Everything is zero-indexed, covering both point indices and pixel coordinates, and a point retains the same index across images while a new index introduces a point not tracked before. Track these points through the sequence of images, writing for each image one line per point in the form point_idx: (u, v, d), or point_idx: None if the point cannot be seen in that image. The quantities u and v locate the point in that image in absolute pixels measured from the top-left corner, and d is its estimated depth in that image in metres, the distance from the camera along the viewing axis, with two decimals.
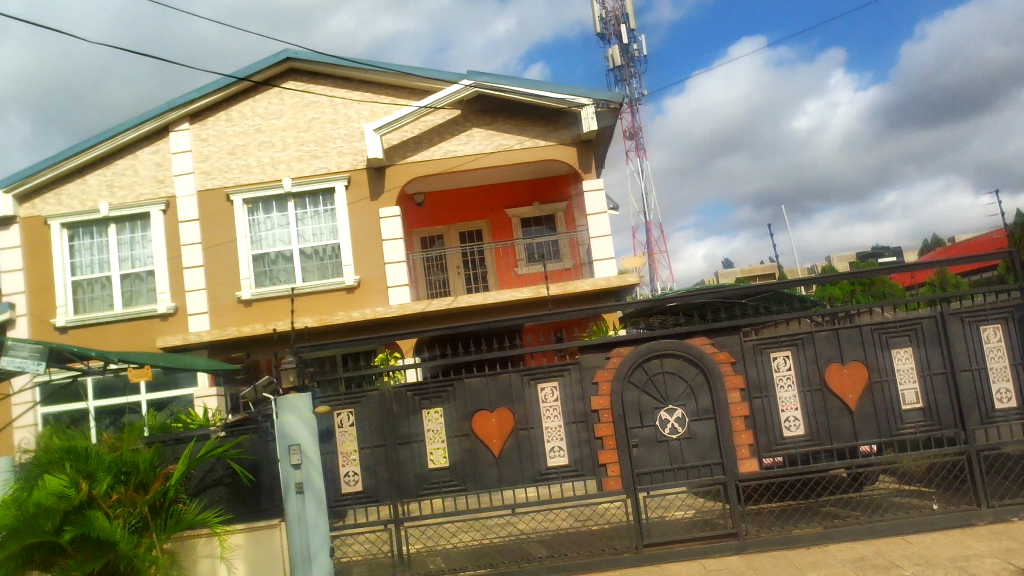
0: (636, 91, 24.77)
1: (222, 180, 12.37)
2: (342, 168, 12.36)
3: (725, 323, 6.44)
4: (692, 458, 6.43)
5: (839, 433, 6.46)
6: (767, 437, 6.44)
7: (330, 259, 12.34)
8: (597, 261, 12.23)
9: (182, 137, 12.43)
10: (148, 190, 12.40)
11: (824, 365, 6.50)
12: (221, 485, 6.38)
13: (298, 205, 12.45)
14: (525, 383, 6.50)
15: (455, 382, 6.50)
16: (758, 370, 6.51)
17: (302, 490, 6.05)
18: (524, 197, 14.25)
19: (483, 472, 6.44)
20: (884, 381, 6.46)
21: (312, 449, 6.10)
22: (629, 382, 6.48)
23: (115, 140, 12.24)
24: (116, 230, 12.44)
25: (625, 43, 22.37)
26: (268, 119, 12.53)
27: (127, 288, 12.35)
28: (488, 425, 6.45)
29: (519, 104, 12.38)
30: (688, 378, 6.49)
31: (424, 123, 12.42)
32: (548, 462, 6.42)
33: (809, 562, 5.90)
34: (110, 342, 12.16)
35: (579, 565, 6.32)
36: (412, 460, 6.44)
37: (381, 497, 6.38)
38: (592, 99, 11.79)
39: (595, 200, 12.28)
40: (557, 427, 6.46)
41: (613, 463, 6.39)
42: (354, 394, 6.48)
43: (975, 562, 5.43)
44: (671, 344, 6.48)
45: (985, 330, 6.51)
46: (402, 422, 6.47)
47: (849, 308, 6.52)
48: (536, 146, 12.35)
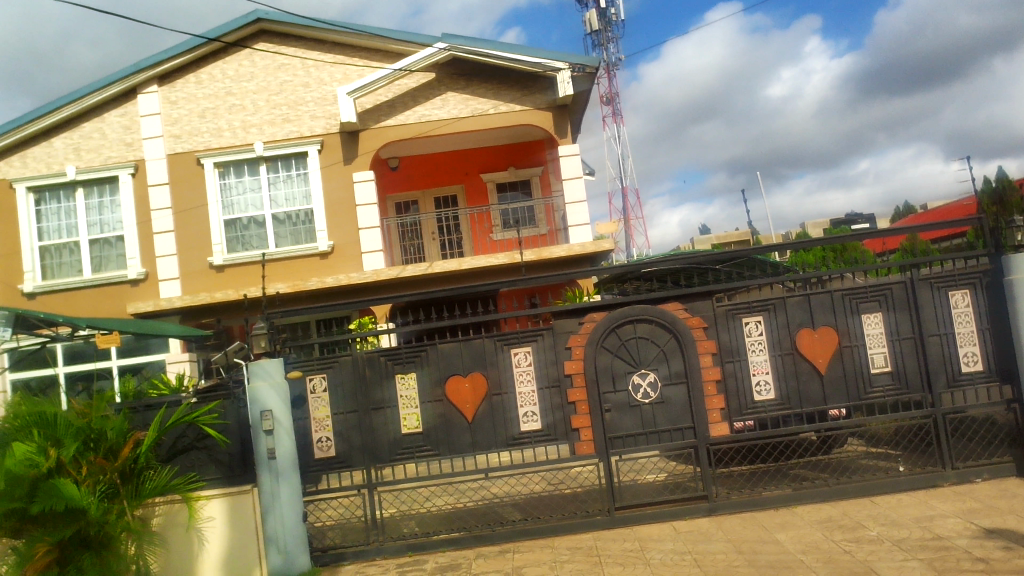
0: (614, 57, 24.60)
1: (192, 144, 12.16)
2: (315, 132, 12.20)
3: (699, 288, 6.46)
4: (663, 423, 6.49)
5: (809, 396, 6.53)
6: (738, 401, 6.50)
7: (304, 224, 12.23)
8: (572, 227, 12.22)
9: (151, 100, 12.19)
10: (116, 153, 12.17)
11: (795, 330, 6.55)
12: (194, 451, 6.33)
13: (270, 168, 12.28)
14: (498, 348, 6.50)
15: (429, 347, 6.49)
16: (730, 335, 6.54)
17: (274, 455, 6.05)
18: (499, 162, 14.17)
19: (457, 437, 6.45)
20: (854, 346, 6.53)
21: (283, 415, 6.08)
22: (602, 347, 6.50)
23: (81, 102, 11.97)
24: (84, 194, 12.22)
25: (603, 8, 22.22)
26: (239, 82, 12.30)
27: (96, 253, 12.16)
28: (461, 390, 6.45)
29: (494, 67, 12.24)
30: (661, 343, 6.53)
31: (398, 86, 12.26)
32: (521, 427, 6.46)
33: (778, 523, 5.99)
34: (80, 308, 12.00)
35: (552, 528, 6.38)
36: (385, 426, 6.44)
37: (354, 463, 6.40)
38: (568, 63, 11.69)
39: (570, 166, 12.23)
40: (531, 392, 6.48)
41: (585, 428, 6.44)
42: (327, 360, 6.45)
43: (939, 523, 5.54)
44: (644, 310, 6.51)
45: (953, 296, 6.58)
46: (375, 388, 6.47)
47: (821, 274, 6.56)
48: (511, 110, 12.25)
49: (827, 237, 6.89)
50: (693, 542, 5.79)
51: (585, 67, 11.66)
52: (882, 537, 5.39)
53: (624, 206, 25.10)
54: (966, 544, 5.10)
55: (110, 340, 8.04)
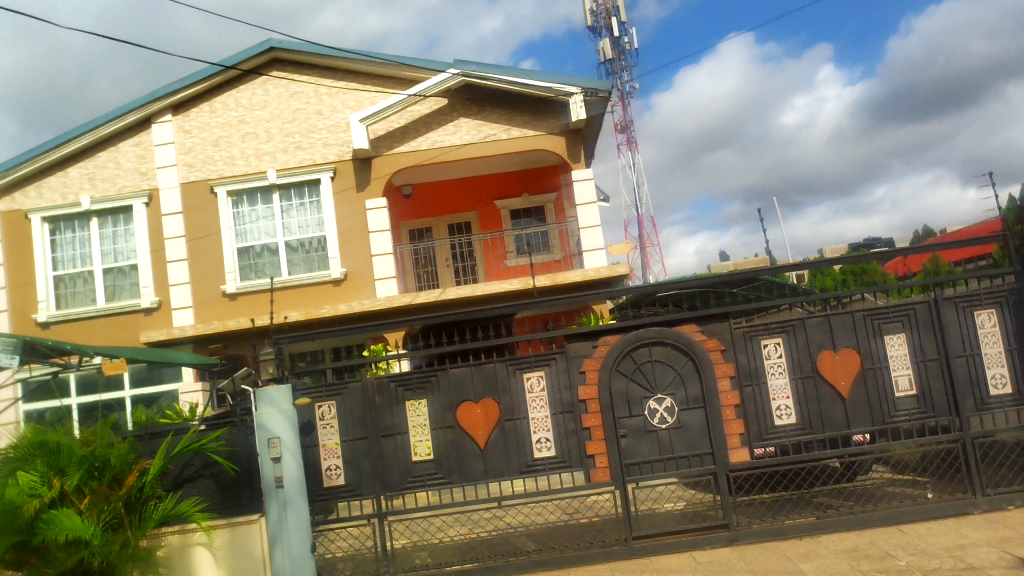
0: (628, 85, 24.64)
1: (205, 172, 12.18)
2: (328, 159, 12.19)
3: (715, 310, 6.31)
4: (681, 448, 6.30)
5: (831, 420, 6.33)
6: (758, 426, 6.31)
7: (317, 252, 12.18)
8: (587, 252, 12.09)
9: (165, 129, 12.23)
10: (130, 182, 12.20)
11: (815, 351, 6.37)
12: (200, 480, 6.20)
13: (284, 196, 12.27)
14: (510, 373, 6.36)
15: (439, 372, 6.36)
16: (749, 358, 6.37)
17: (282, 484, 5.88)
18: (513, 188, 14.12)
19: (469, 464, 6.29)
20: (877, 368, 6.34)
21: (292, 442, 5.93)
22: (617, 371, 6.34)
23: (96, 132, 12.03)
24: (98, 223, 12.24)
25: (616, 36, 22.28)
26: (252, 110, 12.34)
27: (109, 282, 12.15)
28: (473, 416, 6.30)
29: (506, 93, 12.22)
30: (677, 366, 6.36)
31: (410, 113, 12.26)
32: (535, 454, 6.29)
33: (801, 553, 5.77)
34: (93, 338, 11.97)
35: (568, 559, 6.18)
36: (396, 453, 6.30)
37: (364, 491, 6.25)
38: (580, 87, 11.64)
39: (583, 191, 12.14)
40: (544, 417, 6.32)
41: (601, 454, 6.26)
42: (336, 386, 6.33)
43: (971, 552, 5.31)
44: (659, 332, 6.36)
45: (979, 315, 6.39)
46: (385, 414, 6.32)
47: (842, 294, 6.39)
48: (524, 135, 12.20)
49: (846, 255, 6.73)
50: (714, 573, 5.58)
51: (598, 92, 11.61)
52: (913, 567, 5.16)
53: (640, 233, 24.96)
54: (1001, 574, 4.87)
55: (118, 366, 7.99)
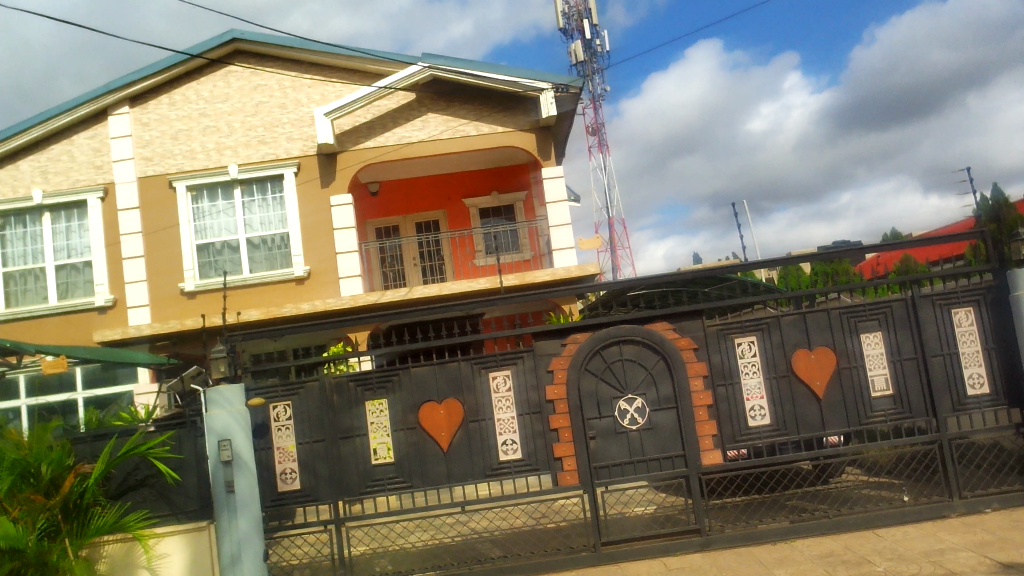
0: (600, 87, 24.50)
1: (164, 166, 11.78)
2: (291, 154, 11.85)
3: (688, 307, 6.10)
4: (653, 451, 6.08)
5: (806, 421, 6.14)
6: (732, 427, 6.11)
7: (279, 249, 11.83)
8: (557, 251, 11.87)
9: (122, 121, 11.82)
10: (85, 176, 11.78)
11: (790, 350, 6.18)
12: (145, 487, 5.77)
13: (246, 191, 11.91)
14: (476, 372, 6.10)
15: (401, 371, 6.08)
16: (722, 356, 6.17)
17: (233, 488, 5.55)
18: (483, 186, 13.87)
19: (431, 467, 6.01)
20: (853, 367, 6.16)
21: (244, 445, 5.61)
22: (586, 370, 6.11)
23: (48, 124, 11.58)
24: (51, 218, 11.79)
25: (588, 38, 22.11)
26: (213, 103, 11.96)
27: (62, 279, 11.70)
28: (436, 417, 6.04)
29: (476, 88, 11.97)
30: (648, 365, 6.14)
31: (377, 107, 11.97)
32: (501, 457, 6.03)
33: (776, 558, 5.58)
34: (44, 337, 11.51)
35: (534, 566, 5.93)
36: (355, 456, 6.00)
37: (321, 496, 5.95)
38: (550, 83, 11.43)
39: (553, 189, 11.92)
40: (510, 418, 6.07)
41: (569, 457, 6.02)
42: (293, 385, 6.04)
43: (950, 556, 5.14)
44: (630, 330, 6.13)
45: (957, 313, 6.24)
46: (343, 415, 6.03)
47: (816, 292, 6.22)
48: (493, 132, 11.96)
49: (820, 251, 6.57)
50: None
51: (569, 88, 11.41)
52: None
53: (611, 236, 24.84)
54: None
55: (57, 364, 7.67)
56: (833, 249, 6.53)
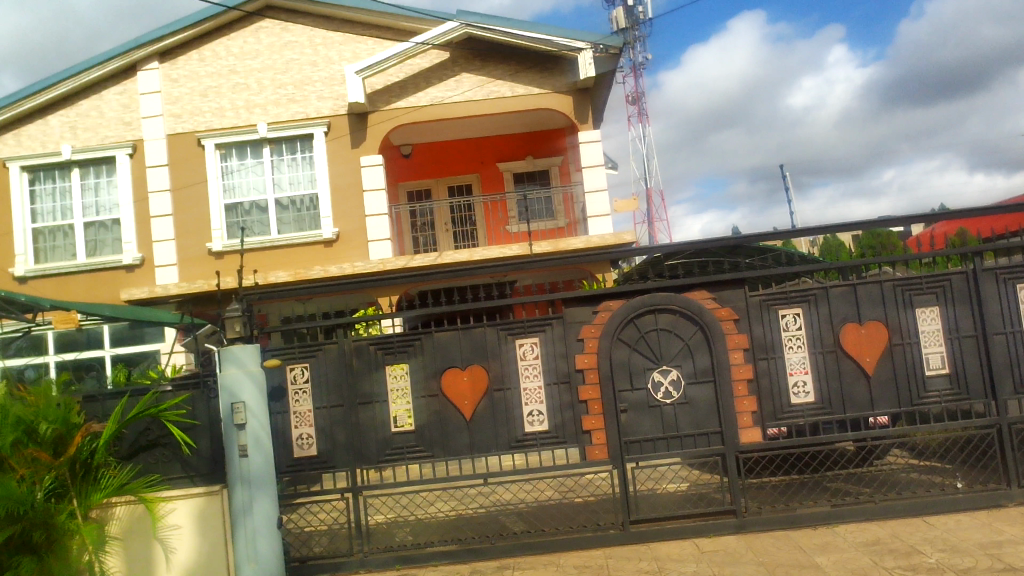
0: (640, 55, 23.86)
1: (193, 123, 11.57)
2: (322, 113, 11.57)
3: (730, 275, 5.73)
4: (687, 426, 5.75)
5: (853, 400, 5.75)
6: (773, 403, 5.74)
7: (308, 210, 11.59)
8: (592, 217, 11.48)
9: (151, 77, 11.60)
10: (114, 132, 11.61)
11: (838, 324, 5.78)
12: (157, 448, 5.58)
13: (275, 150, 11.67)
14: (502, 339, 5.80)
15: (424, 336, 5.80)
16: (765, 329, 5.79)
17: (246, 452, 5.34)
18: (517, 149, 13.48)
19: (453, 437, 5.74)
20: (906, 343, 5.76)
21: (258, 407, 5.38)
22: (618, 339, 5.78)
23: (78, 78, 11.41)
24: (80, 174, 11.65)
25: (630, 4, 21.45)
26: (243, 59, 11.70)
27: (90, 237, 11.59)
28: (459, 385, 5.75)
29: (511, 47, 11.56)
30: (685, 337, 5.79)
31: (409, 66, 11.62)
32: (526, 428, 5.74)
33: (817, 544, 5.23)
34: (73, 294, 11.43)
35: (559, 543, 5.66)
36: (373, 423, 5.75)
37: (338, 463, 5.71)
38: (589, 43, 11.00)
39: (590, 153, 11.52)
40: (537, 388, 5.77)
41: (598, 430, 5.71)
42: (311, 347, 5.79)
43: (1009, 550, 4.75)
44: (666, 298, 5.78)
45: (1022, 289, 5.79)
46: (363, 380, 5.77)
47: (867, 262, 5.81)
48: (529, 93, 11.57)
49: (873, 220, 6.15)
50: (719, 564, 5.03)
51: (608, 48, 10.97)
52: (943, 566, 4.62)
53: (648, 208, 24.29)
54: None
55: (69, 321, 7.50)
56: (887, 218, 6.11)
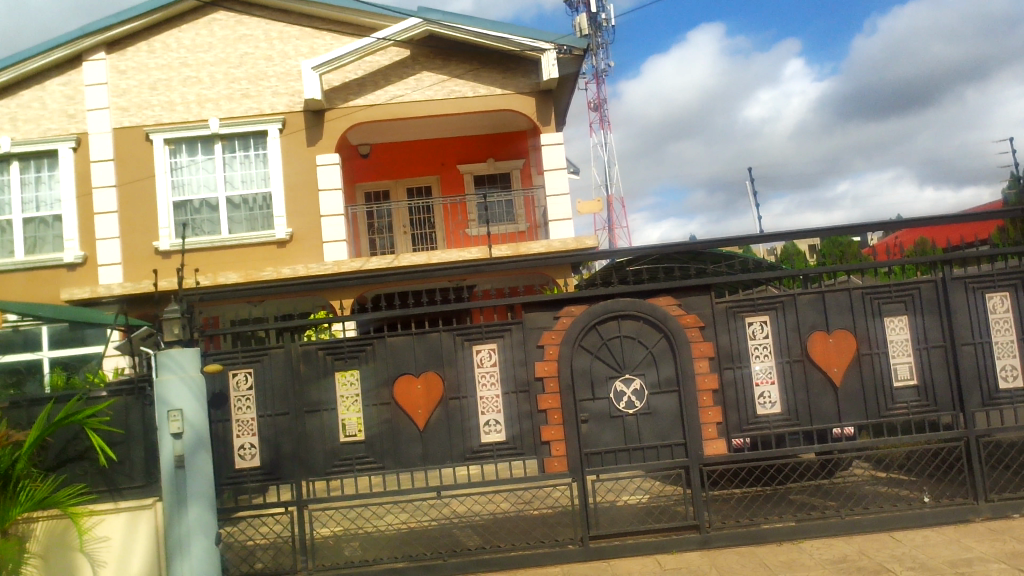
0: (603, 62, 23.79)
1: (141, 117, 11.12)
2: (276, 109, 11.20)
3: (696, 280, 5.53)
4: (649, 438, 5.53)
5: (820, 412, 5.59)
6: (738, 414, 5.55)
7: (260, 209, 11.20)
8: (553, 222, 11.26)
9: (97, 67, 11.12)
10: (57, 125, 11.12)
11: (806, 333, 5.62)
12: (86, 459, 5.21)
13: (227, 147, 11.27)
14: (458, 344, 5.54)
15: (375, 341, 5.51)
16: (731, 337, 5.61)
17: (182, 464, 5.00)
18: (479, 151, 13.23)
19: (405, 448, 5.45)
20: (875, 353, 5.61)
21: (197, 415, 5.05)
22: (580, 347, 5.55)
23: (19, 67, 10.90)
24: (19, 168, 11.11)
25: (593, 12, 21.35)
26: (195, 52, 11.28)
27: (29, 234, 11.06)
28: (412, 393, 5.47)
29: (473, 46, 11.32)
30: (649, 345, 5.58)
31: (368, 63, 11.31)
32: (482, 439, 5.47)
33: (783, 561, 5.04)
34: (9, 293, 10.89)
35: (515, 560, 5.40)
36: (321, 432, 5.44)
37: (283, 476, 5.39)
38: (553, 43, 10.80)
39: (552, 156, 11.32)
40: (494, 397, 5.52)
41: (557, 441, 5.46)
42: (255, 351, 5.46)
43: (979, 569, 4.61)
44: (630, 305, 5.57)
45: (991, 299, 5.68)
46: (311, 387, 5.46)
47: (836, 269, 5.66)
48: (491, 94, 11.33)
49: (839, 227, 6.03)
50: None
51: (572, 49, 10.77)
52: None
53: (609, 215, 24.19)
54: None
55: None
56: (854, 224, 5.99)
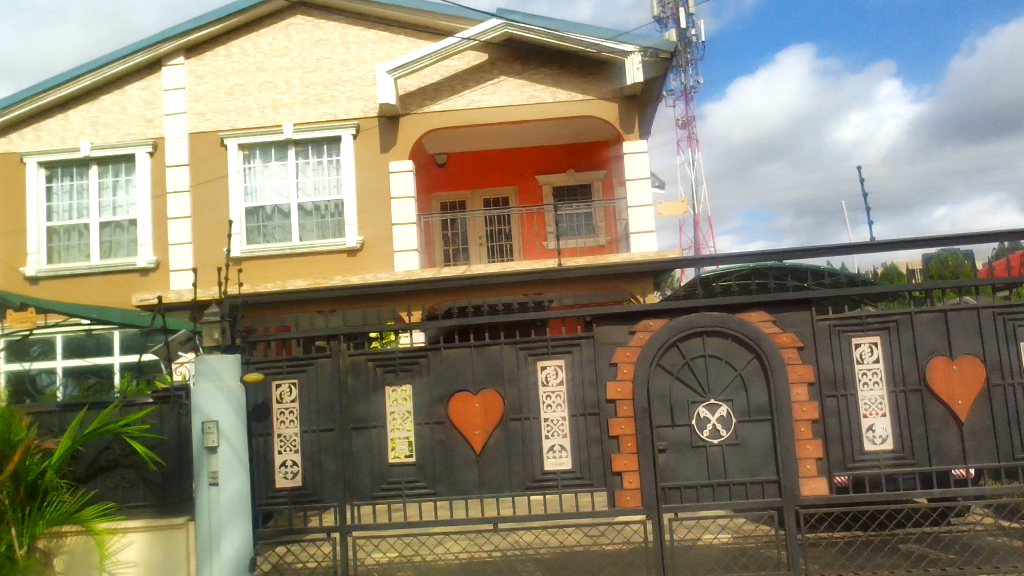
0: (692, 79, 23.03)
1: (217, 122, 11.00)
2: (351, 114, 10.91)
3: (794, 294, 4.83)
4: (737, 472, 4.84)
5: (941, 450, 4.80)
6: (843, 450, 4.81)
7: (332, 217, 10.92)
8: (635, 234, 10.61)
9: (176, 72, 11.07)
10: (135, 130, 11.09)
11: (925, 358, 4.85)
12: (118, 472, 4.91)
13: (300, 153, 11.03)
14: (521, 360, 4.98)
15: (430, 353, 5.01)
16: (835, 360, 4.88)
17: (217, 482, 4.58)
18: (559, 161, 12.69)
19: (459, 473, 4.91)
20: (1009, 384, 4.80)
21: (234, 429, 4.63)
22: (658, 366, 4.92)
23: (100, 72, 10.94)
24: (98, 172, 11.13)
25: (683, 27, 20.60)
26: (272, 57, 11.12)
27: (106, 238, 11.05)
28: (469, 412, 4.93)
29: (554, 50, 10.82)
30: (738, 366, 4.90)
31: (445, 68, 10.94)
32: (545, 465, 4.89)
33: None
34: (84, 297, 10.89)
35: None
36: (369, 452, 4.95)
37: (326, 498, 4.92)
38: (638, 46, 10.20)
39: (635, 164, 10.69)
40: (561, 419, 4.94)
41: (630, 473, 4.83)
42: (300, 361, 5.03)
43: None
44: (717, 320, 4.91)
45: None
46: (359, 402, 4.99)
47: (960, 285, 4.90)
48: (571, 99, 10.80)
49: (953, 235, 5.28)
50: None
51: (659, 52, 10.15)
52: None
53: (695, 236, 23.29)
54: None
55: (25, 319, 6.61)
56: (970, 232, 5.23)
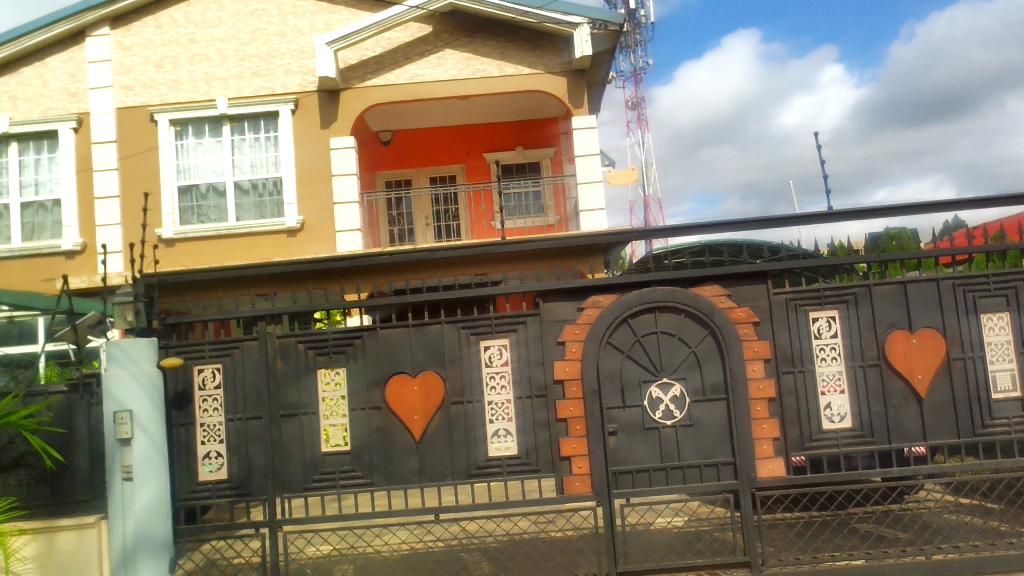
0: (642, 60, 22.84)
1: (145, 96, 10.42)
2: (289, 88, 10.43)
3: (749, 266, 4.61)
4: (691, 455, 4.61)
5: (900, 427, 4.63)
6: (800, 429, 4.61)
7: (270, 195, 10.45)
8: (585, 212, 10.34)
9: (100, 44, 10.45)
10: (58, 104, 10.46)
11: (884, 332, 4.68)
12: (22, 466, 4.50)
13: (236, 129, 10.53)
14: (463, 340, 4.68)
15: (365, 333, 4.68)
16: (792, 335, 4.67)
17: (131, 476, 4.21)
18: (507, 138, 12.37)
19: (398, 461, 4.60)
20: (969, 357, 4.65)
21: (149, 418, 4.26)
22: (607, 344, 4.66)
23: (19, 43, 10.29)
24: (18, 149, 10.48)
25: (633, 8, 20.38)
26: (204, 28, 10.57)
27: (28, 219, 10.43)
28: (408, 395, 4.62)
29: (500, 22, 10.47)
30: (691, 343, 4.67)
31: (388, 40, 10.53)
32: (490, 451, 4.61)
33: None
34: (4, 281, 10.27)
35: None
36: (301, 441, 4.61)
37: (254, 491, 4.57)
38: (586, 18, 9.91)
39: (584, 139, 10.41)
40: (505, 402, 4.66)
41: (579, 457, 4.56)
42: (224, 344, 4.66)
43: None
44: (669, 294, 4.66)
45: None
46: (289, 387, 4.63)
47: (918, 256, 4.73)
48: (518, 73, 10.47)
49: (911, 206, 5.10)
50: None
51: (608, 24, 9.87)
52: None
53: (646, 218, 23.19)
54: None
55: None
56: (930, 202, 5.05)
